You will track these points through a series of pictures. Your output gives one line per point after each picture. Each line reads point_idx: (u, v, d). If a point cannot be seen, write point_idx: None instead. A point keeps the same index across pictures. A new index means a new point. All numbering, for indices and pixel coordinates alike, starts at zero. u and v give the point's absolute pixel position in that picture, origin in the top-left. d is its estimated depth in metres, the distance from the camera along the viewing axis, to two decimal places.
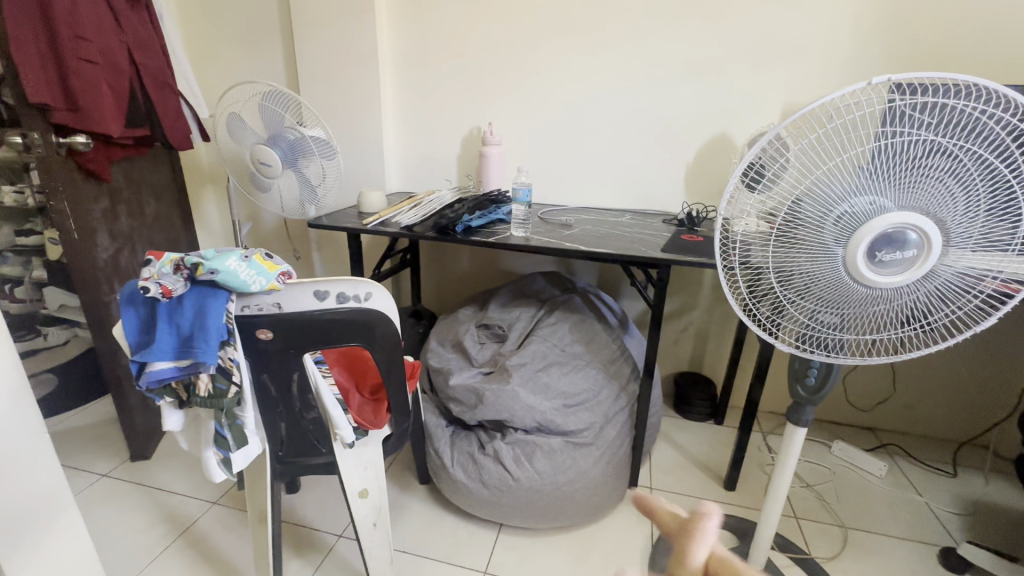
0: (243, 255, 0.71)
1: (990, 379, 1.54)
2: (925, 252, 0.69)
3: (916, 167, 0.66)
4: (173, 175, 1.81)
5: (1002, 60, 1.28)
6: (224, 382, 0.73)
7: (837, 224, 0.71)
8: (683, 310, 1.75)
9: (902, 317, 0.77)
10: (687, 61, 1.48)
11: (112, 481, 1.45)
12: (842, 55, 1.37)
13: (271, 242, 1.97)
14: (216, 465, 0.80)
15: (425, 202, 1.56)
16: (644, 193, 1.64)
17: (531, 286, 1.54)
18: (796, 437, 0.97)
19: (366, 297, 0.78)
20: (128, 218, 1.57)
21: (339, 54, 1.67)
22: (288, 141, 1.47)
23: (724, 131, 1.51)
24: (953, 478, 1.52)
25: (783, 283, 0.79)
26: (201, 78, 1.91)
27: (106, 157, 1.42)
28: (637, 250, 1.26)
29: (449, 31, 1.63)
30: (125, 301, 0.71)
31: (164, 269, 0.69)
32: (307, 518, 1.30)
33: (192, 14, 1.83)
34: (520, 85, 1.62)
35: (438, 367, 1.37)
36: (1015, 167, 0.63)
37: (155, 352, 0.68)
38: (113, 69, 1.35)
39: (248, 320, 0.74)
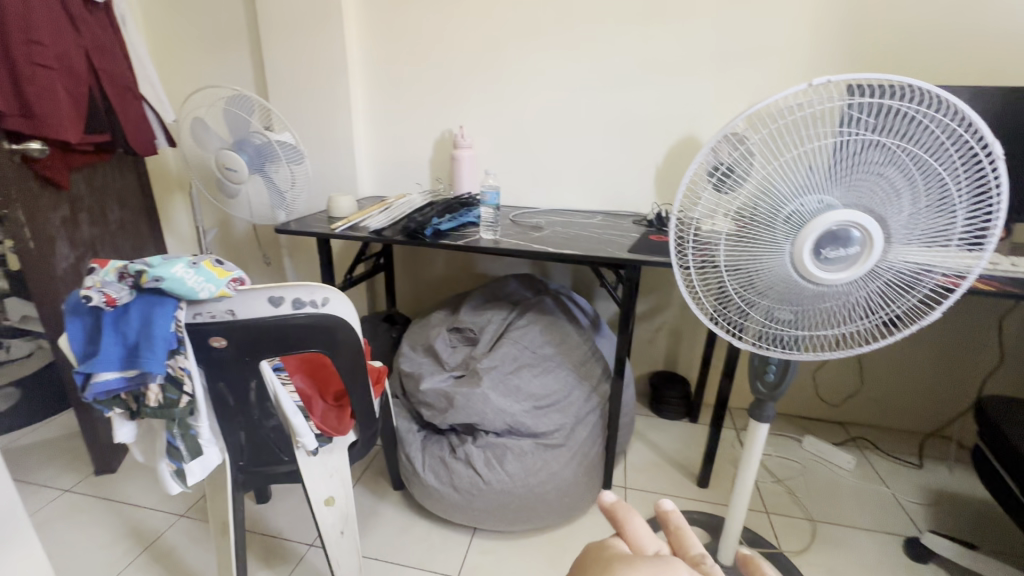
0: (190, 262, 0.70)
1: (953, 371, 1.58)
2: (868, 249, 0.70)
3: (856, 164, 0.68)
4: (140, 181, 1.77)
5: (954, 61, 1.32)
6: (175, 392, 0.73)
7: (787, 223, 0.72)
8: (656, 310, 1.77)
9: (853, 312, 0.79)
10: (654, 64, 1.50)
11: (75, 496, 1.41)
12: (803, 57, 1.40)
13: (241, 248, 1.94)
14: (171, 476, 0.78)
15: (396, 205, 1.56)
16: (615, 195, 1.65)
17: (504, 288, 1.54)
18: (759, 433, 0.99)
19: (323, 302, 0.76)
20: (91, 226, 1.53)
21: (307, 57, 1.65)
22: (255, 146, 1.46)
23: (691, 133, 1.53)
24: (919, 469, 1.56)
25: (737, 281, 0.80)
26: (167, 82, 1.88)
27: (64, 164, 1.39)
28: (605, 250, 1.27)
29: (418, 34, 1.62)
30: (70, 311, 0.70)
31: (108, 278, 0.68)
32: (278, 528, 1.28)
33: (157, 17, 1.80)
34: (491, 88, 1.63)
35: (409, 371, 1.36)
36: (948, 165, 0.65)
37: (100, 361, 0.68)
38: (71, 74, 1.32)
39: (199, 328, 0.72)
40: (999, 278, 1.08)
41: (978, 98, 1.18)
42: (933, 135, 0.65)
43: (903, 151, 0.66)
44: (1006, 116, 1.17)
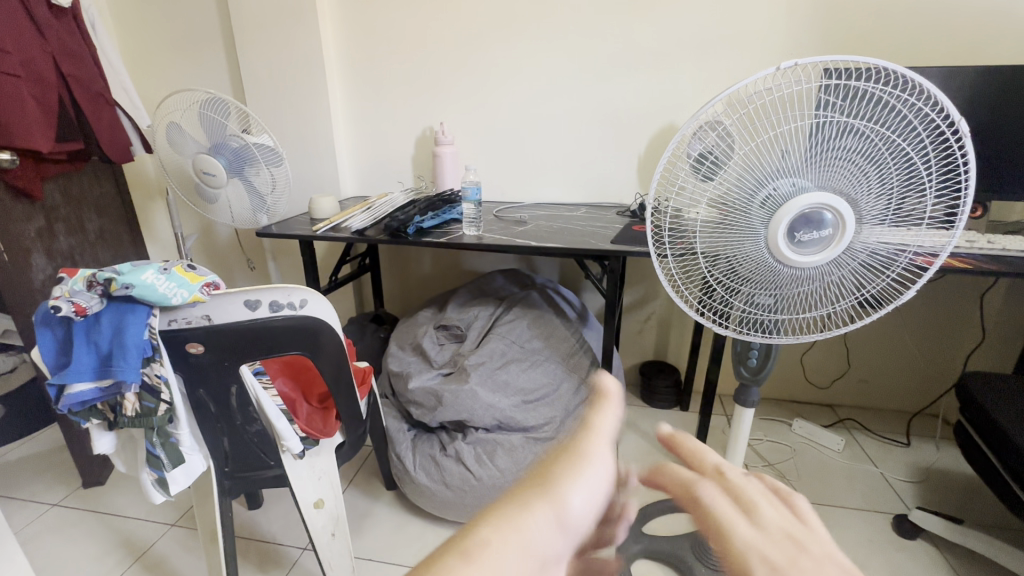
0: (161, 268, 0.69)
1: (937, 349, 1.60)
2: (841, 231, 0.71)
3: (829, 147, 0.68)
4: (119, 190, 1.75)
5: (927, 41, 1.33)
6: (152, 400, 0.72)
7: (762, 208, 0.72)
8: (644, 301, 1.78)
9: (829, 293, 0.80)
10: (632, 54, 1.50)
11: (65, 509, 1.40)
12: (778, 42, 1.41)
13: (225, 254, 1.92)
14: (153, 485, 0.78)
15: (377, 205, 1.54)
16: (598, 187, 1.65)
17: (490, 284, 1.54)
18: (745, 418, 0.99)
19: (301, 304, 0.75)
20: (68, 235, 1.51)
21: (283, 58, 1.63)
22: (232, 149, 1.44)
23: (671, 121, 1.53)
24: (907, 447, 1.57)
25: (715, 268, 0.80)
26: (143, 89, 1.85)
27: (37, 174, 1.37)
28: (588, 242, 1.27)
29: (394, 30, 1.61)
30: (39, 323, 0.69)
31: (76, 287, 0.67)
32: (270, 533, 1.28)
33: (128, 24, 1.78)
34: (470, 83, 1.62)
35: (398, 371, 1.36)
36: (916, 144, 0.66)
37: (73, 373, 0.67)
38: (39, 81, 1.30)
39: (174, 334, 0.71)
40: (976, 256, 1.09)
41: (952, 78, 1.19)
42: (903, 116, 0.66)
43: (872, 131, 0.66)
44: (977, 94, 1.18)
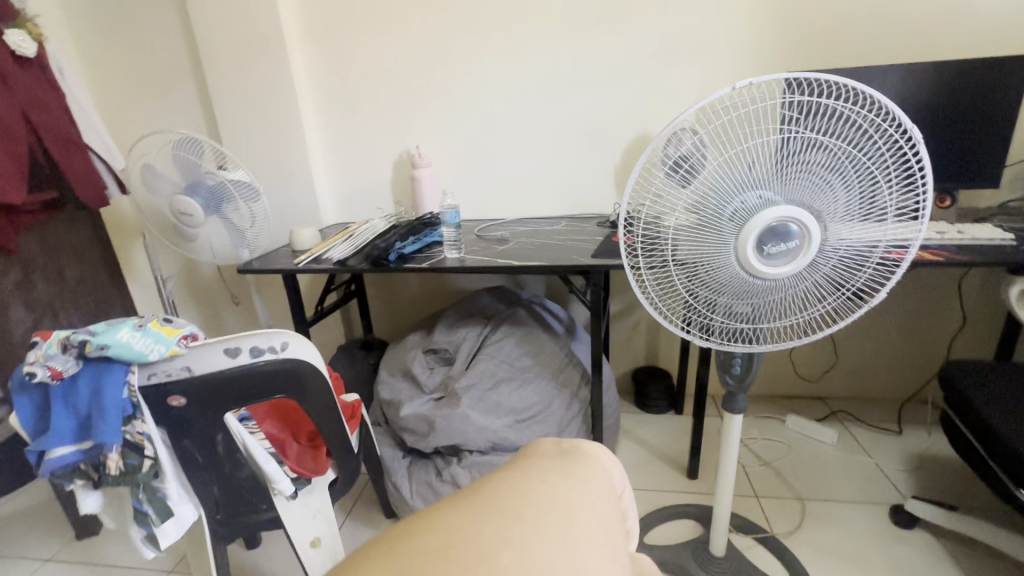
0: (136, 325, 0.69)
1: (922, 335, 1.63)
2: (807, 241, 0.73)
3: (794, 161, 0.70)
4: (97, 235, 1.74)
5: (884, 39, 1.36)
6: (136, 457, 0.72)
7: (732, 221, 0.74)
8: (632, 307, 1.79)
9: (802, 301, 0.82)
10: (602, 67, 1.52)
11: (57, 564, 1.37)
12: (741, 48, 1.44)
13: (208, 290, 1.91)
14: (143, 542, 0.77)
15: (358, 232, 1.54)
16: (578, 199, 1.67)
17: (477, 303, 1.53)
18: (735, 424, 1.00)
19: (282, 346, 0.74)
20: (46, 285, 1.51)
21: (254, 92, 1.63)
22: (208, 187, 1.43)
23: (644, 130, 1.55)
24: (899, 435, 1.59)
25: (690, 280, 0.81)
26: (115, 130, 1.84)
27: (11, 227, 1.38)
28: (570, 257, 1.28)
29: (364, 57, 1.62)
30: (16, 389, 0.69)
31: (50, 350, 0.67)
32: (269, 572, 1.26)
33: (97, 68, 1.77)
34: (443, 104, 1.63)
35: (389, 398, 1.35)
36: (874, 154, 0.68)
37: (53, 438, 0.67)
38: (7, 134, 1.29)
39: (156, 388, 0.70)
40: (947, 246, 1.12)
41: (912, 74, 1.21)
42: (863, 129, 0.68)
43: (832, 143, 0.68)
44: (935, 89, 1.21)
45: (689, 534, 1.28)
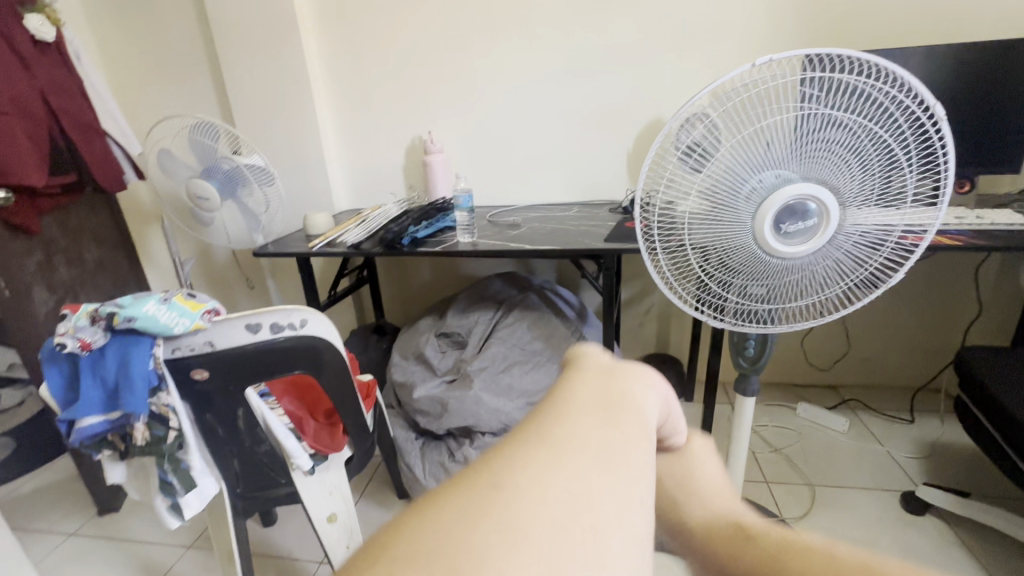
0: (162, 298, 0.70)
1: (937, 323, 1.61)
2: (824, 220, 0.73)
3: (813, 139, 0.70)
4: (115, 219, 1.76)
5: (906, 21, 1.34)
6: (161, 428, 0.74)
7: (748, 200, 0.74)
8: (643, 294, 1.79)
9: (819, 281, 0.82)
10: (616, 51, 1.50)
11: (81, 539, 1.41)
12: (758, 32, 1.42)
13: (223, 275, 1.93)
14: (167, 511, 0.80)
15: (371, 217, 1.55)
16: (590, 185, 1.66)
17: (488, 288, 1.54)
18: (747, 407, 1.01)
19: (301, 323, 0.75)
20: (67, 267, 1.54)
21: (268, 77, 1.64)
22: (224, 171, 1.44)
23: (657, 116, 1.54)
24: (911, 424, 1.58)
25: (705, 261, 0.82)
26: (131, 117, 1.86)
27: (33, 210, 1.40)
28: (583, 242, 1.28)
29: (378, 42, 1.62)
30: (46, 360, 0.71)
31: (80, 322, 0.68)
32: (285, 548, 1.29)
33: (113, 54, 1.79)
34: (456, 90, 1.63)
35: (402, 381, 1.36)
36: (895, 133, 0.68)
37: (81, 407, 0.69)
38: (28, 116, 1.31)
39: (180, 361, 0.72)
40: (965, 232, 1.10)
41: (934, 57, 1.19)
42: (884, 106, 0.67)
43: (851, 121, 0.68)
44: (955, 73, 1.19)
45: None
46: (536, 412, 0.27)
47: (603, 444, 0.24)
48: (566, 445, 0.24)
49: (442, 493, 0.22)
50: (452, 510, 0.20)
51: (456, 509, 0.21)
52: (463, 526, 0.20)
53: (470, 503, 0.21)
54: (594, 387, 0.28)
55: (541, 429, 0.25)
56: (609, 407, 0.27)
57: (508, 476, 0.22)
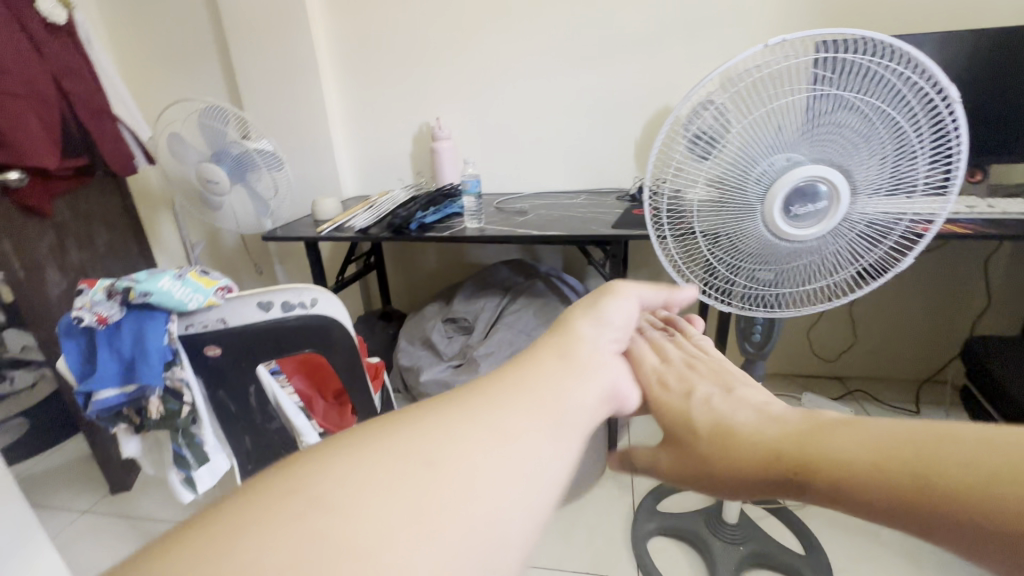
0: (176, 275, 0.72)
1: (944, 314, 1.60)
2: (836, 202, 0.72)
3: (824, 121, 0.69)
4: (125, 203, 1.78)
5: (921, 8, 1.32)
6: (176, 403, 0.76)
7: (758, 183, 0.74)
8: (648, 284, 1.79)
9: (827, 265, 0.82)
10: (625, 38, 1.49)
11: (94, 516, 1.43)
12: (770, 18, 1.40)
13: (231, 260, 1.95)
14: (181, 484, 0.83)
15: (379, 203, 1.56)
16: (598, 173, 1.66)
17: (495, 275, 1.55)
18: None
19: (312, 302, 0.76)
20: (79, 250, 1.56)
21: (277, 62, 1.64)
22: (233, 156, 1.45)
23: (666, 103, 1.53)
24: (916, 415, 1.58)
25: (714, 245, 0.82)
26: (141, 102, 1.87)
27: (45, 192, 1.42)
28: (589, 228, 1.28)
29: (386, 27, 1.62)
30: (63, 334, 0.72)
31: (97, 297, 0.70)
32: None
33: (123, 39, 1.79)
34: (464, 76, 1.63)
35: (409, 365, 1.37)
36: (907, 115, 0.67)
37: (98, 380, 0.70)
38: (40, 99, 1.32)
39: (193, 337, 0.74)
40: (976, 221, 1.10)
41: (948, 44, 1.18)
42: (897, 87, 0.67)
43: (863, 104, 0.67)
44: (969, 60, 1.18)
45: (700, 503, 1.31)
46: (486, 403, 0.35)
47: (524, 446, 0.32)
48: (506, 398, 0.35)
49: (387, 448, 0.30)
50: (386, 469, 0.28)
51: (391, 468, 0.29)
52: (378, 495, 0.27)
53: (401, 469, 0.29)
54: (555, 390, 0.37)
55: (478, 416, 0.33)
56: (551, 409, 0.35)
57: (436, 454, 0.30)
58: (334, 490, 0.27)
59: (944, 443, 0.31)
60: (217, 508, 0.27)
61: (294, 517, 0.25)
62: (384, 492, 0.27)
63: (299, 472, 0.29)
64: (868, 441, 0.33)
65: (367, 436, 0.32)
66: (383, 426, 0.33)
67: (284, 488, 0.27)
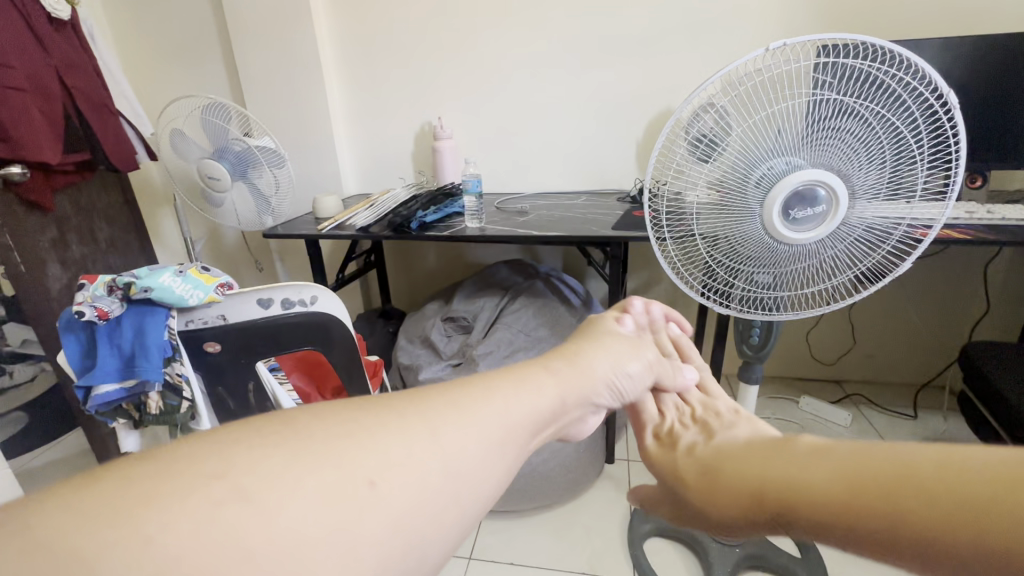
0: (177, 271, 0.72)
1: (943, 319, 1.61)
2: (834, 206, 0.73)
3: (824, 126, 0.69)
4: (126, 199, 1.78)
5: (922, 13, 1.32)
6: (175, 398, 0.76)
7: (758, 187, 0.74)
8: (648, 286, 1.79)
9: (825, 269, 0.82)
10: (627, 39, 1.49)
11: None
12: (772, 21, 1.41)
13: (232, 256, 1.95)
14: None
15: (380, 202, 1.56)
16: (598, 175, 1.66)
17: (495, 275, 1.55)
18: (750, 395, 1.01)
19: (312, 300, 0.76)
20: (80, 245, 1.57)
21: (280, 59, 1.64)
22: (235, 153, 1.46)
23: (668, 105, 1.53)
24: (914, 419, 1.59)
25: (712, 247, 0.82)
26: (143, 98, 1.88)
27: (47, 186, 1.41)
28: (590, 229, 1.28)
29: (389, 26, 1.62)
30: (64, 329, 0.73)
31: (97, 292, 0.70)
32: None
33: (127, 35, 1.80)
34: (466, 76, 1.63)
35: (408, 363, 1.37)
36: (907, 119, 0.67)
37: (98, 375, 0.70)
38: (44, 94, 1.32)
39: (192, 333, 0.75)
40: (975, 226, 1.10)
41: (948, 49, 1.18)
42: (897, 93, 0.67)
43: (864, 109, 0.67)
44: (970, 67, 1.18)
45: None
46: (438, 401, 0.35)
47: (461, 474, 0.32)
48: (486, 398, 0.37)
49: (320, 444, 0.29)
50: (314, 470, 0.27)
51: (320, 467, 0.27)
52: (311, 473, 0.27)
53: (330, 473, 0.27)
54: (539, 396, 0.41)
55: (425, 429, 0.32)
56: (501, 444, 0.35)
57: (371, 468, 0.28)
58: (255, 484, 0.25)
59: (896, 484, 0.33)
60: (131, 468, 0.25)
61: (209, 507, 0.24)
62: (304, 497, 0.26)
63: (224, 447, 0.27)
64: (834, 483, 0.36)
65: (300, 423, 0.30)
66: (323, 413, 0.31)
67: (208, 470, 0.26)
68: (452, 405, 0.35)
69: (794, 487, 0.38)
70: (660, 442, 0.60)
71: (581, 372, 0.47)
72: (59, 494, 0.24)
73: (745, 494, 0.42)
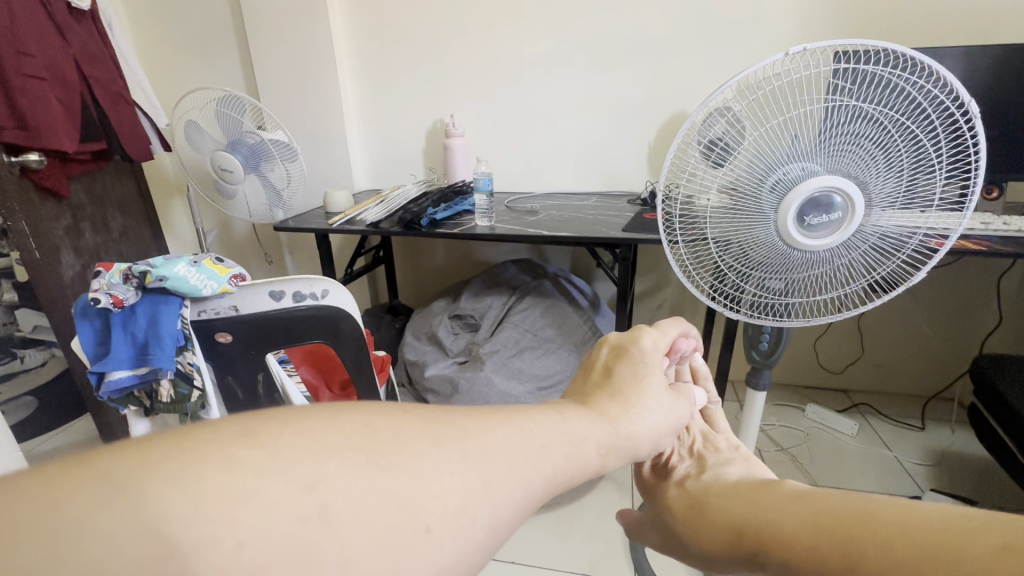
0: (192, 261, 0.72)
1: (955, 331, 1.59)
2: (850, 213, 0.72)
3: (841, 133, 0.69)
4: (139, 188, 1.80)
5: (943, 21, 1.31)
6: (186, 387, 0.76)
7: (773, 192, 0.73)
8: (656, 288, 1.79)
9: (838, 277, 0.82)
10: (643, 41, 1.49)
11: None
12: (790, 27, 1.40)
13: (241, 248, 1.97)
14: None
15: (390, 198, 1.57)
16: (610, 177, 1.66)
17: (502, 274, 1.56)
18: (757, 401, 1.01)
19: (323, 294, 0.77)
20: (93, 233, 1.59)
21: (295, 53, 1.65)
22: (248, 145, 1.47)
23: (682, 108, 1.52)
24: (921, 431, 1.57)
25: (724, 252, 0.82)
26: (158, 88, 1.89)
27: (63, 174, 1.43)
28: (601, 231, 1.28)
29: (404, 22, 1.62)
30: (79, 315, 0.74)
31: (113, 280, 0.71)
32: None
33: (144, 25, 1.81)
34: (479, 74, 1.63)
35: (414, 360, 1.37)
36: (925, 127, 0.67)
37: (111, 361, 0.71)
38: (63, 84, 1.33)
39: (204, 323, 0.75)
40: (991, 238, 1.09)
41: (969, 59, 1.17)
42: (916, 101, 0.66)
43: (883, 116, 0.67)
44: (990, 76, 1.17)
45: None
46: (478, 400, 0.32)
47: (520, 514, 0.28)
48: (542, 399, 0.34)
49: (396, 460, 0.25)
50: (383, 505, 0.23)
51: (391, 501, 0.23)
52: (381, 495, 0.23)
53: (399, 510, 0.23)
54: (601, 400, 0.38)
55: (492, 459, 0.27)
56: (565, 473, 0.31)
57: (435, 513, 0.24)
58: (338, 508, 0.22)
59: (870, 519, 0.28)
60: (230, 446, 0.22)
61: (290, 527, 0.21)
62: (372, 539, 0.22)
63: (315, 444, 0.24)
64: (808, 517, 0.31)
65: (390, 425, 0.26)
66: (409, 426, 0.27)
67: (293, 478, 0.22)
68: (526, 434, 0.30)
69: (769, 522, 0.33)
70: (655, 471, 0.51)
71: (637, 404, 0.37)
72: (160, 460, 0.21)
73: (724, 528, 0.37)
